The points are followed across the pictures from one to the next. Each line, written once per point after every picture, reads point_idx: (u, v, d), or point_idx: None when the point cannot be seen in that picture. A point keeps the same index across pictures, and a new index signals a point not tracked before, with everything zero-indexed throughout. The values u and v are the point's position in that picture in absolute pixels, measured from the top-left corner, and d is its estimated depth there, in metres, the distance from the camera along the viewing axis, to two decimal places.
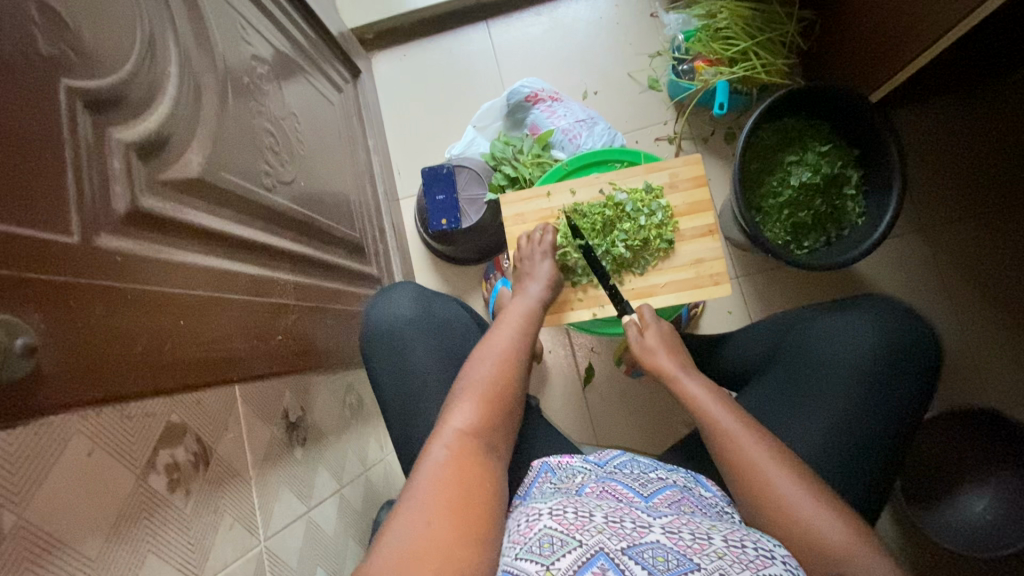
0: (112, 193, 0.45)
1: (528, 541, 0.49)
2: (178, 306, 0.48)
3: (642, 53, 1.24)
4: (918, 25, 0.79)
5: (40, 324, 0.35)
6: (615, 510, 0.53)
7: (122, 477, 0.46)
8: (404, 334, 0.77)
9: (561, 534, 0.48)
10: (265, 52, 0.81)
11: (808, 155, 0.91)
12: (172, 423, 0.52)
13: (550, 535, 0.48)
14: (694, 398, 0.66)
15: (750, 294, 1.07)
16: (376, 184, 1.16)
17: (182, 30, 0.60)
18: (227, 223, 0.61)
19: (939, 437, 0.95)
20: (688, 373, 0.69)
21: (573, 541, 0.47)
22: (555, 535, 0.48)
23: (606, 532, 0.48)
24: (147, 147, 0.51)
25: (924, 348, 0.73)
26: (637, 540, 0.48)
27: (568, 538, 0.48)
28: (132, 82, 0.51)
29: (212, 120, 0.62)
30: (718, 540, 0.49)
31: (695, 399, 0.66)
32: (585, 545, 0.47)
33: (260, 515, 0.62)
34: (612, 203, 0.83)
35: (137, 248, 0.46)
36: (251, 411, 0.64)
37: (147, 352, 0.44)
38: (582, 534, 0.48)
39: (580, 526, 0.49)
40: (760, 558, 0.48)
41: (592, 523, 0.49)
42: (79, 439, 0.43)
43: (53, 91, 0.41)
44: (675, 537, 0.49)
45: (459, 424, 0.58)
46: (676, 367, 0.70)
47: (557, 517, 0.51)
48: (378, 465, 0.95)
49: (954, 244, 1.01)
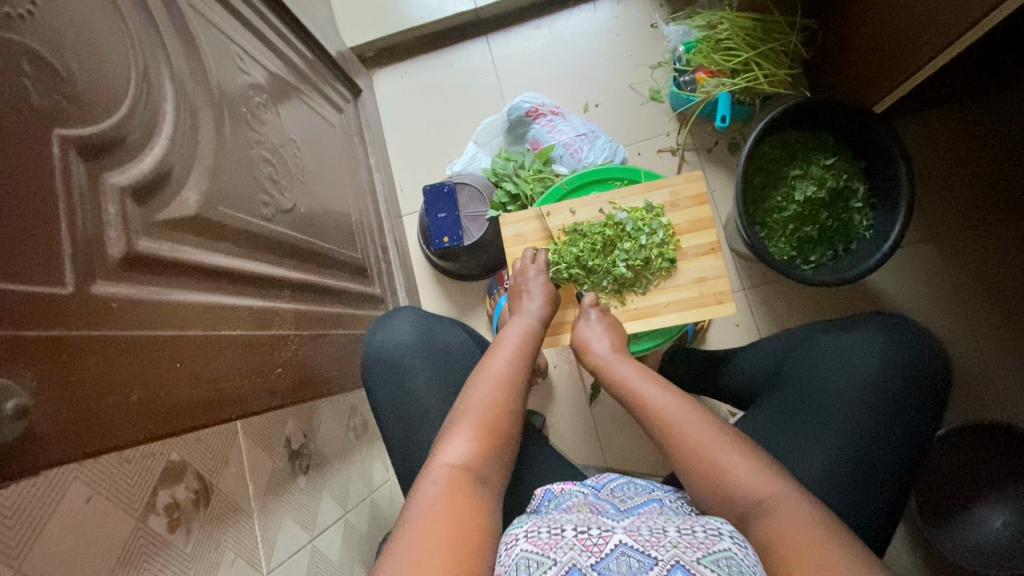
0: (107, 239, 0.46)
1: (507, 569, 0.48)
2: (175, 348, 0.48)
3: (643, 64, 1.23)
4: (923, 34, 0.78)
5: (32, 383, 0.35)
6: (584, 523, 0.53)
7: (121, 522, 0.46)
8: (405, 360, 0.77)
9: (536, 555, 0.48)
10: (263, 80, 0.81)
11: (812, 168, 0.90)
12: (171, 461, 0.52)
13: (526, 558, 0.48)
14: (625, 387, 0.68)
15: (757, 306, 1.06)
16: (378, 202, 1.16)
17: (178, 67, 0.61)
18: (225, 256, 0.61)
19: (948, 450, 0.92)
20: (619, 360, 0.71)
21: (548, 560, 0.47)
22: (531, 557, 0.48)
23: (576, 547, 0.48)
24: (143, 188, 0.52)
25: (931, 365, 0.71)
26: (604, 547, 0.47)
27: (543, 559, 0.47)
28: (127, 125, 0.51)
29: (208, 154, 0.62)
30: (672, 530, 0.50)
31: (630, 385, 0.67)
32: (559, 564, 0.46)
33: (263, 548, 0.62)
34: (613, 223, 0.83)
35: (132, 291, 0.47)
36: (253, 443, 0.64)
37: (141, 400, 0.43)
38: (555, 552, 0.48)
39: (553, 544, 0.49)
40: (709, 537, 0.49)
41: (563, 538, 0.49)
42: (76, 486, 0.43)
43: (47, 143, 0.42)
44: (635, 534, 0.49)
45: (451, 457, 0.58)
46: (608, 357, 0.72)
47: (531, 538, 0.51)
48: (383, 486, 0.95)
49: (966, 253, 0.98)
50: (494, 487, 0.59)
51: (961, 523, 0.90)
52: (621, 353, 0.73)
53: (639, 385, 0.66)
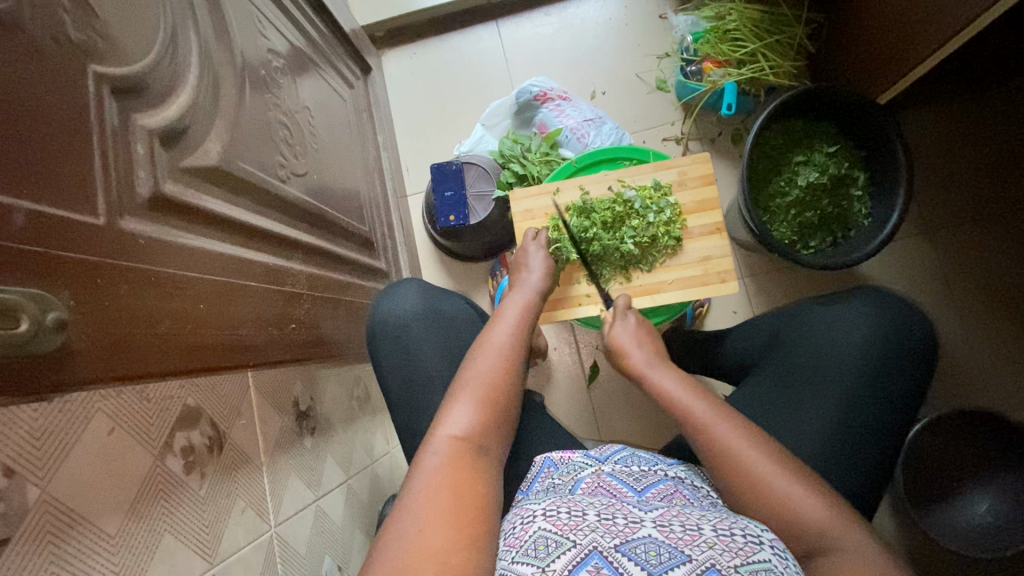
0: (136, 178, 0.46)
1: (524, 545, 0.50)
2: (199, 291, 0.49)
3: (650, 53, 1.25)
4: (925, 27, 0.80)
5: (69, 301, 0.36)
6: (608, 507, 0.54)
7: (140, 457, 0.47)
8: (408, 330, 0.77)
9: (555, 535, 0.50)
10: (281, 46, 0.82)
11: (815, 156, 0.92)
12: (188, 406, 0.53)
13: (544, 537, 0.50)
14: (664, 394, 0.67)
15: (756, 293, 1.08)
16: (385, 179, 1.17)
17: (203, 23, 0.61)
18: (243, 211, 0.62)
19: (936, 433, 0.95)
20: (656, 368, 0.70)
21: (568, 541, 0.49)
22: (550, 537, 0.50)
23: (598, 530, 0.49)
24: (169, 134, 0.52)
25: (918, 342, 0.73)
26: (629, 535, 0.49)
27: (562, 539, 0.49)
28: (155, 71, 0.52)
29: (230, 111, 0.63)
30: (707, 529, 0.51)
31: (671, 391, 0.66)
32: (579, 545, 0.48)
33: (272, 501, 0.63)
34: (621, 201, 0.84)
35: (159, 232, 0.47)
36: (263, 398, 0.65)
37: (168, 333, 0.44)
38: (575, 533, 0.49)
39: (573, 526, 0.50)
40: (748, 545, 0.49)
41: (586, 522, 0.51)
42: (100, 418, 0.43)
43: (84, 77, 0.42)
44: (665, 529, 0.50)
45: (455, 429, 0.59)
46: (643, 362, 0.71)
47: (551, 518, 0.52)
48: (384, 457, 0.95)
49: (958, 245, 1.01)
50: (493, 456, 0.60)
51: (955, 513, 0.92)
52: (659, 360, 0.72)
53: (678, 394, 0.65)
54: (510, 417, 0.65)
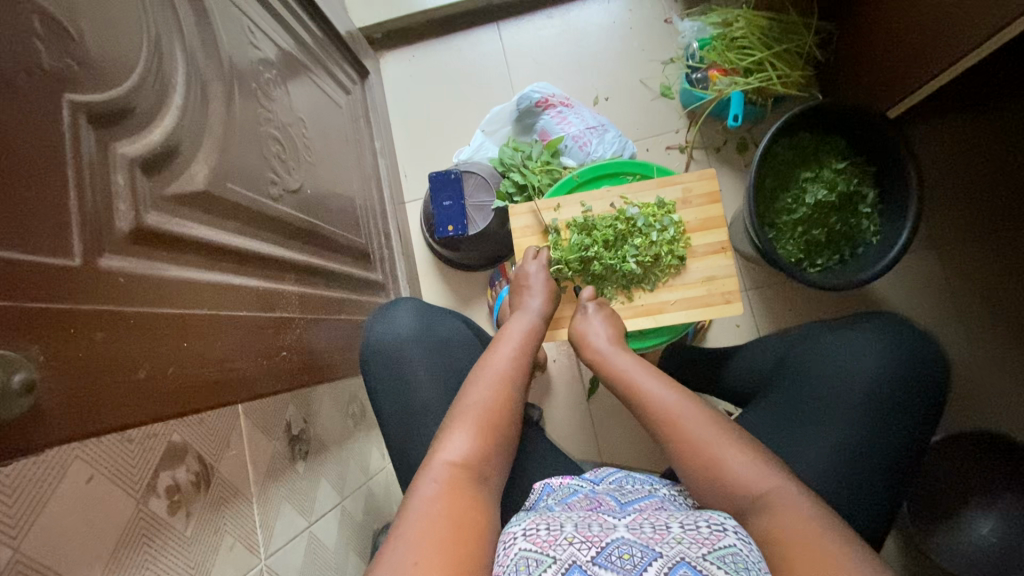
0: (115, 211, 0.44)
1: (507, 569, 0.48)
2: (184, 327, 0.47)
3: (655, 59, 1.22)
4: (940, 42, 0.77)
5: (40, 357, 0.34)
6: (584, 519, 0.52)
7: (120, 502, 0.45)
8: (404, 351, 0.75)
9: (535, 554, 0.47)
10: (273, 55, 0.79)
11: (824, 172, 0.90)
12: (173, 443, 0.51)
13: (524, 556, 0.48)
14: (626, 380, 0.67)
15: (759, 308, 1.06)
16: (382, 187, 1.14)
17: (189, 37, 0.59)
18: (233, 235, 0.60)
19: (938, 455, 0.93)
20: (618, 354, 0.71)
21: (548, 558, 0.46)
22: (530, 556, 0.47)
23: (576, 543, 0.47)
24: (152, 160, 0.50)
25: (928, 369, 0.71)
26: (603, 543, 0.47)
27: (543, 556, 0.47)
28: (137, 94, 0.49)
29: (218, 130, 0.60)
30: (675, 526, 0.50)
31: (632, 377, 0.67)
32: (558, 561, 0.46)
33: (262, 533, 0.61)
34: (623, 218, 0.82)
35: (140, 266, 0.45)
36: (254, 426, 0.63)
37: (149, 377, 0.42)
38: (555, 549, 0.47)
39: (552, 541, 0.48)
40: (714, 533, 0.48)
41: (563, 535, 0.49)
42: (78, 465, 0.41)
43: (57, 108, 0.40)
44: (637, 531, 0.49)
45: (452, 455, 0.57)
46: (605, 349, 0.72)
47: (531, 537, 0.50)
48: (379, 474, 0.94)
49: (967, 261, 0.99)
50: (492, 485, 0.58)
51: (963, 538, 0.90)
52: (620, 347, 0.72)
53: (638, 376, 0.66)
54: (510, 444, 0.63)
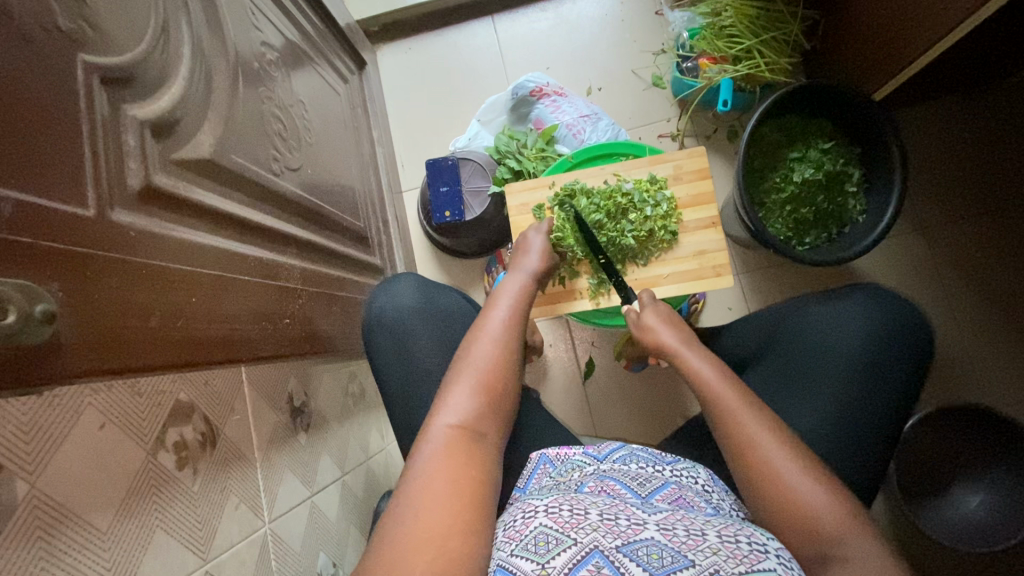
0: (126, 169, 0.45)
1: (524, 539, 0.51)
2: (191, 284, 0.48)
3: (646, 49, 1.24)
4: (921, 22, 0.80)
5: (59, 293, 0.35)
6: (611, 507, 0.54)
7: (131, 451, 0.46)
8: (406, 323, 0.77)
9: (556, 532, 0.50)
10: (274, 39, 0.81)
11: (811, 152, 0.92)
12: (180, 401, 0.52)
13: (545, 533, 0.50)
14: (697, 376, 0.65)
15: (750, 289, 1.08)
16: (379, 175, 1.16)
17: (194, 13, 0.61)
18: (236, 204, 0.61)
19: (917, 441, 0.96)
20: (692, 349, 0.68)
21: (568, 540, 0.49)
22: (550, 534, 0.50)
23: (600, 530, 0.49)
24: (160, 126, 0.51)
25: (918, 337, 0.74)
26: (631, 537, 0.49)
27: (564, 537, 0.49)
28: (146, 62, 0.51)
29: (223, 103, 0.62)
30: (712, 535, 0.50)
31: (703, 374, 0.65)
32: (580, 544, 0.48)
33: (265, 498, 0.62)
34: (619, 194, 0.84)
35: (151, 224, 0.47)
36: (256, 393, 0.64)
37: (160, 327, 0.43)
38: (576, 532, 0.49)
39: (575, 524, 0.50)
40: (754, 553, 0.49)
41: (587, 521, 0.51)
42: (90, 412, 0.43)
43: (73, 68, 0.42)
44: (669, 533, 0.50)
45: (451, 418, 0.58)
46: (678, 343, 0.69)
47: (553, 514, 0.53)
48: (379, 454, 0.95)
49: (950, 242, 1.02)
50: (495, 443, 0.60)
51: (964, 515, 0.92)
52: (692, 342, 0.69)
53: (712, 377, 0.64)
54: (514, 405, 0.65)
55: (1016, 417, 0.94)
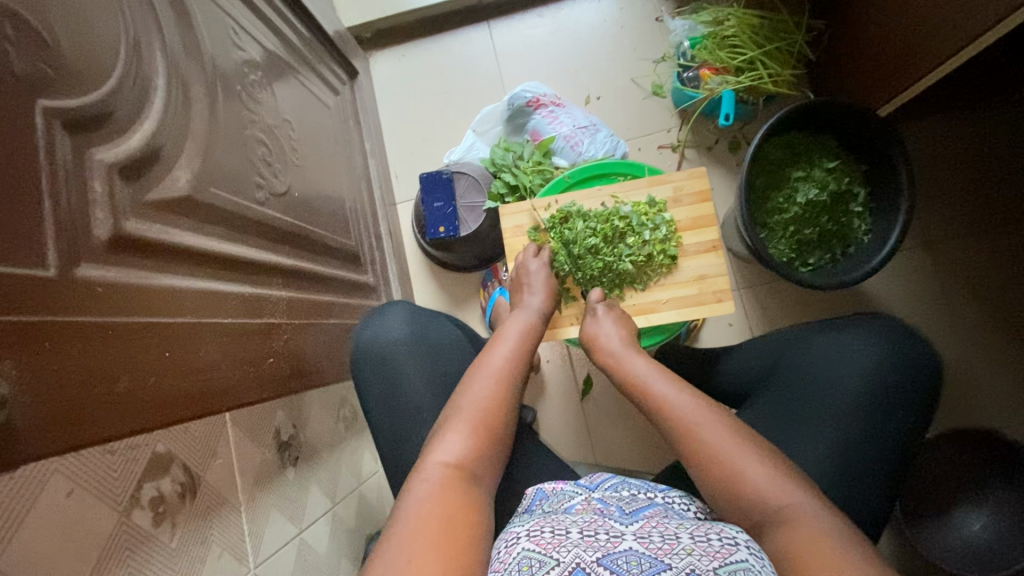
0: (93, 219, 0.43)
1: (508, 568, 0.48)
2: (164, 336, 0.46)
3: (646, 58, 1.21)
4: (932, 38, 0.77)
5: (12, 371, 0.33)
6: (591, 524, 0.52)
7: (103, 515, 0.44)
8: (395, 355, 0.74)
9: (538, 555, 0.48)
10: (259, 57, 0.78)
11: (815, 171, 0.90)
12: (157, 453, 0.50)
13: (528, 558, 0.48)
14: (635, 379, 0.66)
15: (752, 307, 1.06)
16: (372, 188, 1.13)
17: (170, 40, 0.58)
18: (216, 240, 0.58)
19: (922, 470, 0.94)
20: (631, 355, 0.70)
21: (551, 560, 0.46)
22: (533, 557, 0.48)
23: (581, 546, 0.47)
24: (132, 166, 0.49)
25: (924, 369, 0.71)
26: (611, 549, 0.47)
27: (547, 558, 0.47)
28: (115, 99, 0.48)
29: (201, 133, 0.59)
30: (686, 537, 0.49)
31: (639, 374, 0.67)
32: (562, 563, 0.46)
33: (251, 543, 0.60)
34: (616, 217, 0.81)
35: (120, 275, 0.44)
36: (240, 433, 0.62)
37: (127, 390, 0.41)
38: (559, 551, 0.47)
39: (557, 544, 0.48)
40: (726, 547, 0.48)
41: (568, 539, 0.49)
42: (57, 479, 0.41)
43: (31, 116, 0.39)
44: (646, 541, 0.48)
45: (446, 456, 0.57)
46: (617, 347, 0.71)
47: (534, 539, 0.50)
48: (372, 479, 0.93)
49: (958, 260, 0.99)
50: (488, 487, 0.58)
51: (974, 543, 0.90)
52: (633, 349, 0.71)
53: (649, 377, 0.65)
54: (507, 446, 0.62)
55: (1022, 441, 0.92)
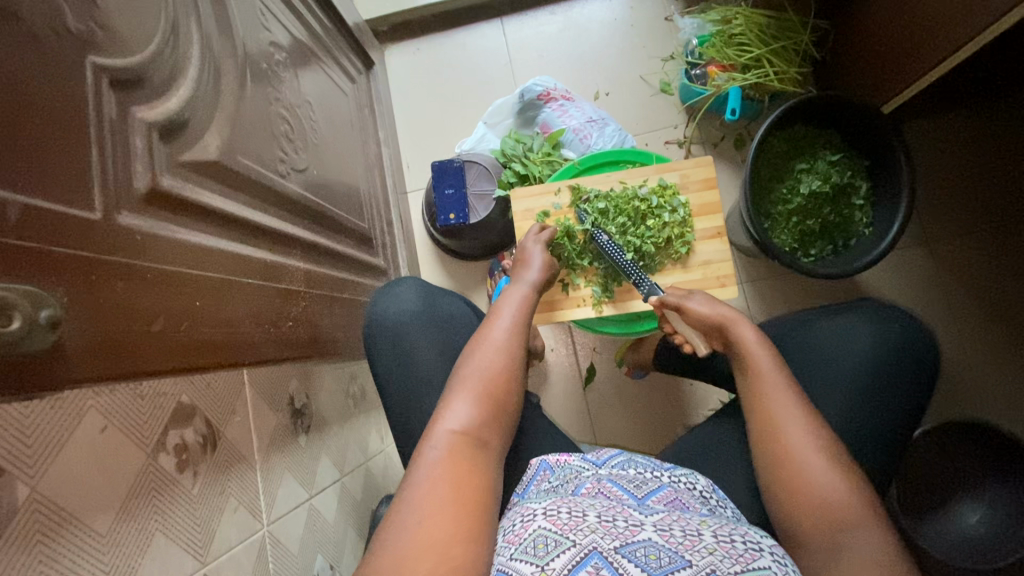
0: (133, 172, 0.45)
1: (524, 542, 0.50)
2: (195, 287, 0.49)
3: (655, 55, 1.24)
4: (936, 35, 0.79)
5: (64, 297, 0.35)
6: (609, 509, 0.54)
7: (133, 455, 0.46)
8: (407, 329, 0.76)
9: (555, 535, 0.50)
10: (283, 39, 0.81)
11: (818, 163, 0.92)
12: (182, 403, 0.52)
13: (544, 536, 0.50)
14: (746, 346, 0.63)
15: (754, 299, 1.08)
16: (385, 176, 1.16)
17: (204, 15, 0.60)
18: (241, 206, 0.61)
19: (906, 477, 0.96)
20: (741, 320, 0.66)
21: (567, 541, 0.49)
22: (549, 536, 0.50)
23: (598, 531, 0.49)
24: (167, 127, 0.51)
25: (923, 348, 0.73)
26: (629, 538, 0.49)
27: (563, 539, 0.49)
28: (155, 63, 0.51)
29: (230, 104, 0.62)
30: (708, 535, 0.51)
31: (751, 344, 0.63)
32: (579, 545, 0.48)
33: (264, 500, 0.62)
34: (636, 199, 0.83)
35: (156, 227, 0.47)
36: (258, 395, 0.64)
37: (163, 330, 0.43)
38: (575, 533, 0.49)
39: (573, 526, 0.50)
40: (749, 551, 0.49)
41: (586, 522, 0.51)
42: (92, 415, 0.43)
43: (83, 70, 0.42)
44: (667, 534, 0.50)
45: (453, 423, 0.58)
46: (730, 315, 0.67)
47: (551, 517, 0.52)
48: (378, 456, 0.95)
49: (956, 255, 1.02)
50: (496, 451, 0.60)
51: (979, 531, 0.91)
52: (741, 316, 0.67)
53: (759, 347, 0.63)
54: (514, 414, 0.64)
55: (1017, 434, 0.93)
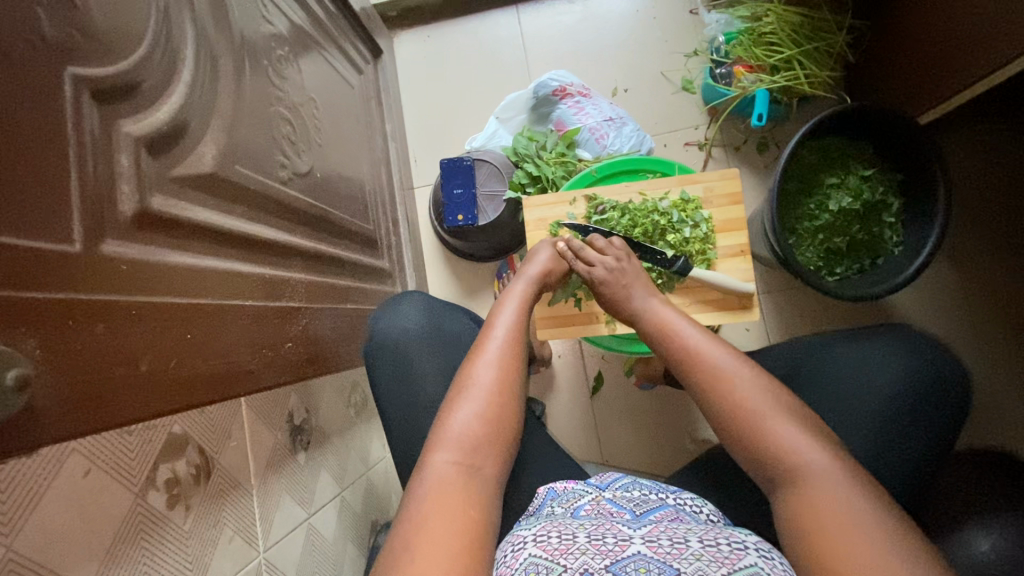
0: (119, 193, 0.42)
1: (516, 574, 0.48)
2: (188, 318, 0.45)
3: (678, 51, 1.18)
4: (983, 46, 0.73)
5: (36, 351, 0.32)
6: (599, 527, 0.51)
7: (119, 495, 0.44)
8: (407, 347, 0.73)
9: (546, 562, 0.47)
10: (285, 30, 0.76)
11: (849, 178, 0.87)
12: (173, 434, 0.50)
13: (535, 564, 0.47)
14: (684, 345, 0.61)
15: (771, 312, 1.04)
16: (392, 172, 1.11)
17: (200, 11, 0.56)
18: (239, 220, 0.57)
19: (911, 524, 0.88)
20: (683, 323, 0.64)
21: (557, 567, 0.46)
22: (540, 564, 0.47)
23: (588, 552, 0.47)
24: (157, 140, 0.47)
25: (953, 375, 0.69)
26: (618, 554, 0.46)
27: (554, 565, 0.46)
28: (144, 68, 0.46)
29: (227, 107, 0.58)
30: (695, 541, 0.48)
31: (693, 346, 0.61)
32: (569, 569, 0.45)
33: (261, 526, 0.60)
34: (655, 212, 0.79)
35: (144, 253, 0.43)
36: (255, 416, 0.62)
37: (150, 371, 0.40)
38: (565, 558, 0.46)
39: (564, 550, 0.48)
40: (735, 551, 0.46)
41: (576, 544, 0.48)
42: (75, 459, 0.41)
43: (60, 83, 0.38)
44: (655, 545, 0.47)
45: (450, 456, 0.55)
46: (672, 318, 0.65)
47: (541, 544, 0.50)
48: (380, 465, 0.93)
49: (985, 275, 0.97)
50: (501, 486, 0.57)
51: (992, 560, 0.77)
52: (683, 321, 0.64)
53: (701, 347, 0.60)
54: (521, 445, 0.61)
55: None
